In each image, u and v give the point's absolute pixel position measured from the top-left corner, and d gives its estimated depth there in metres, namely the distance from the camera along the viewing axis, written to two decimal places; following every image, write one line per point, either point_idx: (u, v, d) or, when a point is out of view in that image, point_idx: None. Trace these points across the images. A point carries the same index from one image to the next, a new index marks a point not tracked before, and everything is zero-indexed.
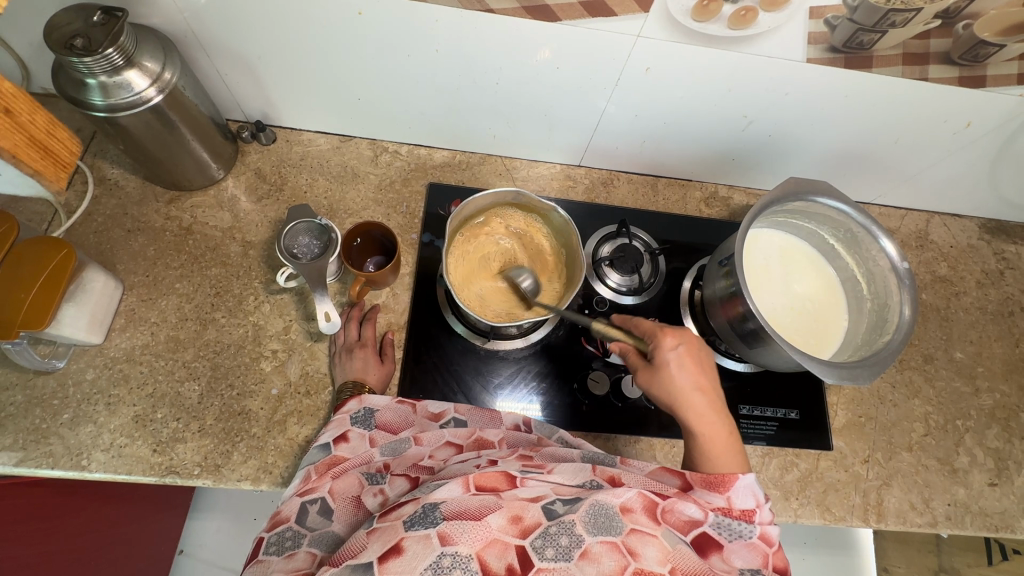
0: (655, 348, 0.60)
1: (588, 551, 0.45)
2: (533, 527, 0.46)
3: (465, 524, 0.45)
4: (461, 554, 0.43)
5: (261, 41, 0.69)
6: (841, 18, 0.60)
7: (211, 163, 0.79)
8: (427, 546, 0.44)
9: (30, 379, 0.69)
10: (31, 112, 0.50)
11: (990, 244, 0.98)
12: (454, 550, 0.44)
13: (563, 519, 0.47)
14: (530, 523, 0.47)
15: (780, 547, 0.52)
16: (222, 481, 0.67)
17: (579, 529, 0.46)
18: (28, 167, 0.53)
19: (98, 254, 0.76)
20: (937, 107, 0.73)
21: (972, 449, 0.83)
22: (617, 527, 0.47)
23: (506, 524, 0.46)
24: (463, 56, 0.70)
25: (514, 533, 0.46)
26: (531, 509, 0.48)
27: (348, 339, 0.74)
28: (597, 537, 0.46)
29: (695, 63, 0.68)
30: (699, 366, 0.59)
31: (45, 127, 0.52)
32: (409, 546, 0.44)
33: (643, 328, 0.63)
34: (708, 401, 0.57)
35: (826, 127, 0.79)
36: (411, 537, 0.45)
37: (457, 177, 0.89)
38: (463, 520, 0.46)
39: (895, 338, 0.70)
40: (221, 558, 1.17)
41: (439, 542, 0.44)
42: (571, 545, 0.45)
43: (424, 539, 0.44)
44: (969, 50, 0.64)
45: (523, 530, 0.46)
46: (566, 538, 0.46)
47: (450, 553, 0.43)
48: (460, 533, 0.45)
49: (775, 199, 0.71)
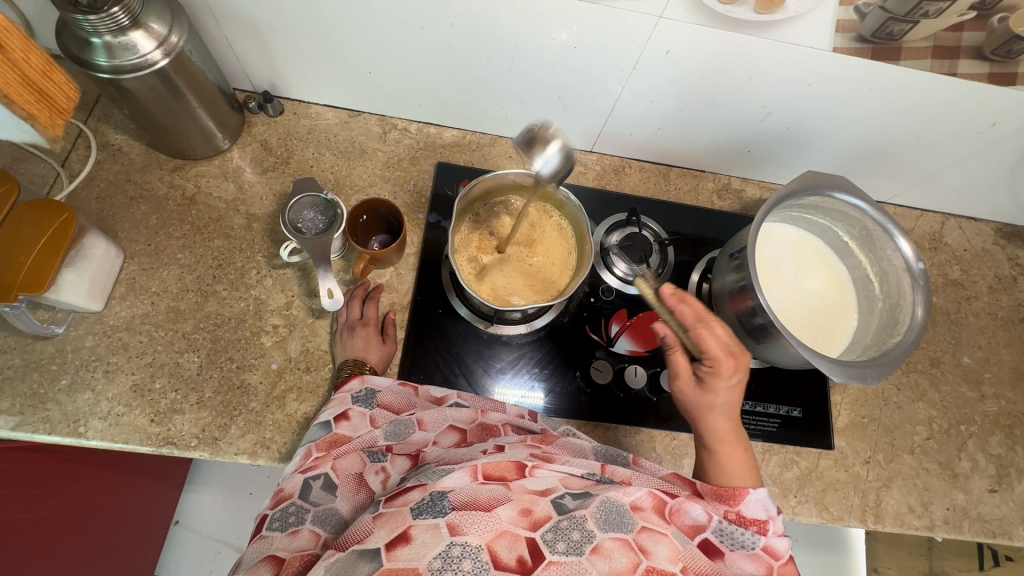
0: (711, 377, 0.58)
1: (598, 547, 0.43)
2: (543, 520, 0.45)
3: (474, 515, 0.44)
4: (470, 545, 0.42)
5: (271, 7, 0.67)
6: (872, 5, 0.59)
7: (217, 133, 0.78)
8: (436, 535, 0.43)
9: (29, 344, 0.68)
10: (24, 47, 0.40)
11: (1005, 249, 0.96)
12: (463, 540, 0.43)
13: (573, 514, 0.46)
14: (540, 516, 0.46)
15: (789, 561, 0.51)
16: (219, 454, 0.67)
17: (590, 525, 0.45)
18: (22, 113, 0.42)
19: (100, 221, 0.75)
20: (964, 105, 0.71)
21: (974, 455, 0.82)
22: (628, 524, 0.46)
23: (516, 516, 0.45)
24: (479, 32, 0.68)
25: (524, 524, 0.45)
26: (541, 503, 0.47)
27: (350, 318, 0.73)
28: (608, 533, 0.44)
29: (719, 47, 0.66)
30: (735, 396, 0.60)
31: (42, 70, 0.42)
32: (417, 535, 0.43)
33: (711, 350, 0.57)
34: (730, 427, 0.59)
35: (847, 121, 0.77)
36: (419, 525, 0.44)
37: (466, 158, 0.88)
38: (471, 511, 0.45)
39: (906, 339, 0.69)
40: (216, 531, 1.17)
41: (447, 532, 0.43)
42: (582, 540, 0.44)
43: (432, 529, 0.43)
44: (1002, 46, 0.62)
45: (533, 523, 0.45)
46: (577, 533, 0.44)
47: (459, 543, 0.42)
48: (470, 524, 0.44)
49: (792, 192, 0.69)
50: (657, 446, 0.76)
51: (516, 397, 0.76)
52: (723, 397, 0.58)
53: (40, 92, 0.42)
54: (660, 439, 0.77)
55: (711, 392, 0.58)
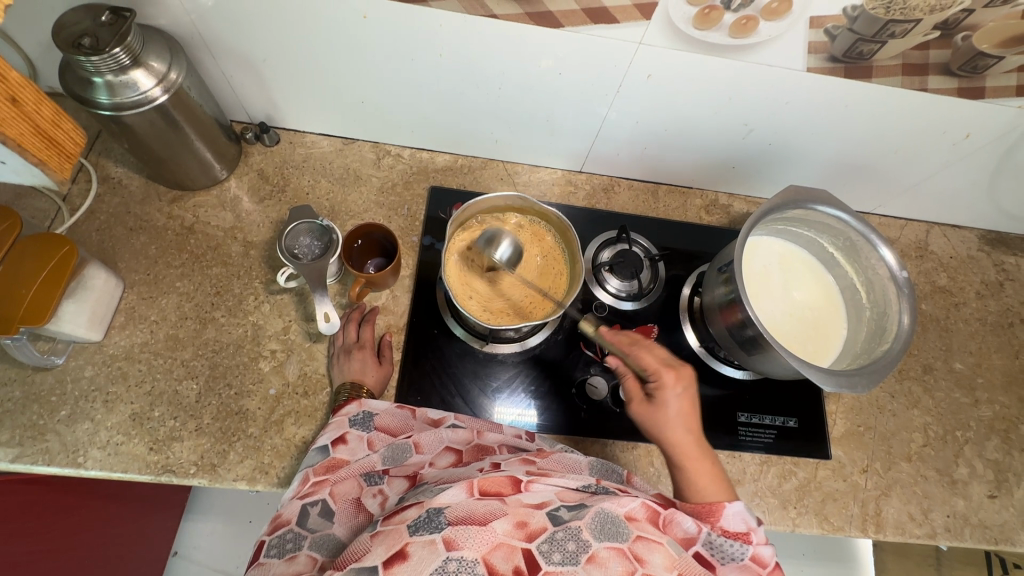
0: (658, 388, 0.61)
1: (594, 556, 0.44)
2: (539, 531, 0.46)
3: (470, 529, 0.45)
4: (466, 559, 0.43)
5: (264, 41, 0.69)
6: (841, 27, 0.61)
7: (214, 164, 0.80)
8: (432, 551, 0.43)
9: (29, 375, 0.69)
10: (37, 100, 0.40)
11: (990, 255, 0.98)
12: (460, 554, 0.43)
13: (569, 525, 0.47)
14: (536, 527, 0.47)
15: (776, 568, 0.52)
16: (218, 481, 0.67)
17: (586, 535, 0.46)
18: (32, 160, 0.42)
19: (100, 252, 0.76)
20: (938, 118, 0.74)
21: (972, 461, 0.82)
22: (623, 533, 0.47)
23: (511, 529, 0.46)
24: (466, 62, 0.71)
25: (520, 537, 0.45)
26: (537, 515, 0.48)
27: (346, 341, 0.74)
28: (603, 542, 0.45)
29: (697, 70, 0.69)
30: (692, 410, 0.61)
31: (51, 118, 0.42)
32: (414, 551, 0.43)
33: (648, 363, 0.62)
34: (694, 442, 0.59)
35: (826, 136, 0.80)
36: (416, 542, 0.44)
37: (458, 181, 0.90)
38: (467, 526, 0.45)
39: (894, 347, 0.69)
40: (214, 562, 1.16)
41: (444, 547, 0.43)
42: (577, 550, 0.45)
43: (428, 544, 0.44)
44: (968, 62, 0.65)
45: (529, 535, 0.46)
46: (573, 543, 0.45)
47: (456, 558, 0.43)
48: (465, 538, 0.44)
49: (775, 206, 0.71)
50: (655, 460, 0.77)
51: (512, 415, 0.76)
52: (676, 407, 0.60)
53: (49, 140, 0.43)
54: (658, 453, 0.77)
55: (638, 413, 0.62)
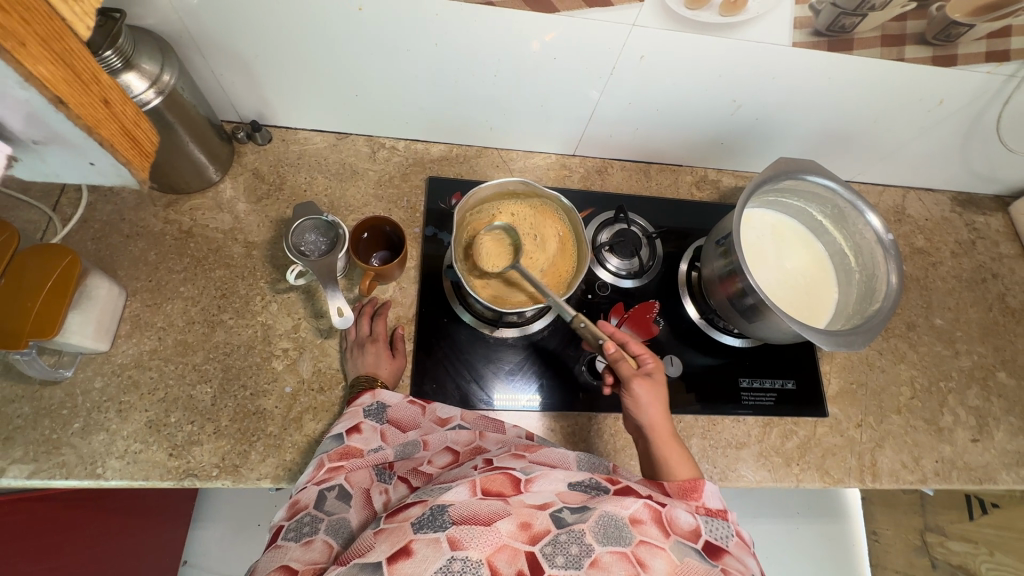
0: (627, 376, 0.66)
1: (597, 560, 0.45)
2: (542, 534, 0.48)
3: (474, 529, 0.47)
4: (471, 559, 0.45)
5: (255, 37, 0.68)
6: (824, 2, 0.64)
7: (208, 165, 0.79)
8: (436, 550, 0.45)
9: (37, 390, 0.68)
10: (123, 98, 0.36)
11: (962, 216, 1.03)
12: (464, 554, 0.45)
13: (572, 528, 0.48)
14: (539, 529, 0.48)
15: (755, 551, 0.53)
16: (241, 481, 0.68)
17: (589, 539, 0.47)
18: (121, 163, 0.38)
19: (97, 261, 0.75)
20: (914, 86, 0.78)
21: (955, 409, 0.88)
22: (626, 537, 0.47)
23: (515, 530, 0.47)
24: (462, 50, 0.71)
25: (523, 539, 0.47)
26: (540, 517, 0.49)
27: (359, 335, 0.75)
28: (606, 546, 0.46)
29: (689, 49, 0.71)
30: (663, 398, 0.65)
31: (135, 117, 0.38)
32: (418, 549, 0.45)
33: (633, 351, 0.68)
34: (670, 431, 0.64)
35: (810, 109, 0.83)
36: (420, 540, 0.46)
37: (455, 170, 0.91)
38: (472, 526, 0.47)
39: (885, 305, 0.74)
40: (228, 565, 1.16)
41: (448, 546, 0.45)
42: (580, 554, 0.46)
43: (432, 543, 0.46)
44: (942, 31, 0.69)
45: (533, 536, 0.48)
46: (576, 547, 0.46)
47: (460, 557, 0.45)
48: (470, 538, 0.46)
49: (768, 178, 0.74)
50: None
51: (526, 399, 0.78)
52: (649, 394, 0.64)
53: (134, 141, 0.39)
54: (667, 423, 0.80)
55: (632, 392, 0.65)
